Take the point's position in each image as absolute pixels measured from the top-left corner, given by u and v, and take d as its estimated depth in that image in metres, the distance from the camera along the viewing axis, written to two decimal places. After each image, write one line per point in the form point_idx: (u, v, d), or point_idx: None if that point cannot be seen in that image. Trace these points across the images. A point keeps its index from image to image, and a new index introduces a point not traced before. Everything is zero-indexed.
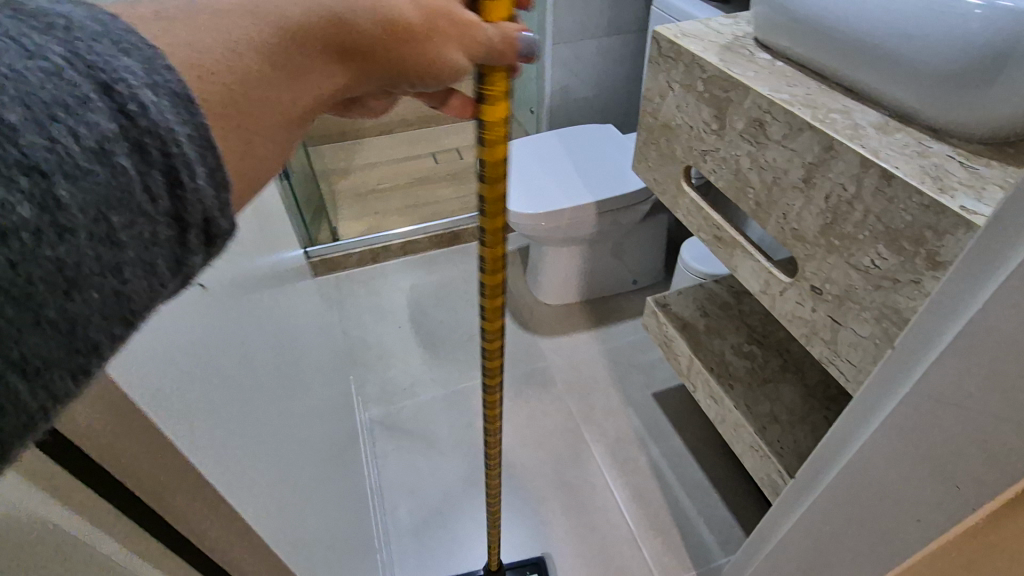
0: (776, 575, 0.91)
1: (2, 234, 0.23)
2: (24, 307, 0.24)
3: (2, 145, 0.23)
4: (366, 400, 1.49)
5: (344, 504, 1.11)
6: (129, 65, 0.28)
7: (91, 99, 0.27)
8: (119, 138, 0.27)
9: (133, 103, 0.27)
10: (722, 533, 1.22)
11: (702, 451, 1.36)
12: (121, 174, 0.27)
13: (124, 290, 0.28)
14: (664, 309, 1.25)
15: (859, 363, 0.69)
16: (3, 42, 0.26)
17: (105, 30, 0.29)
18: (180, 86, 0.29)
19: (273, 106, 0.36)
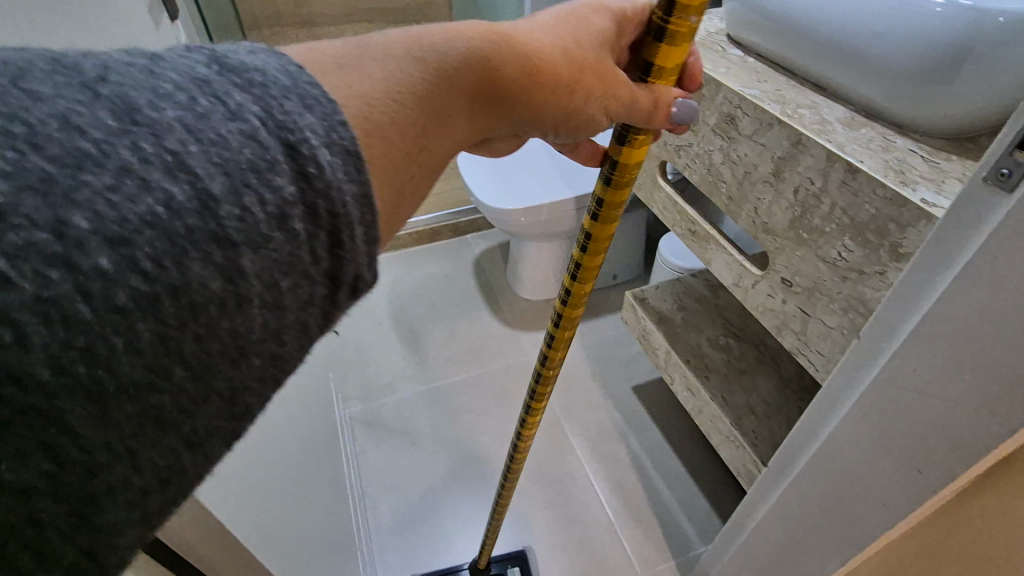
0: (752, 562, 0.93)
1: (195, 308, 0.26)
2: (201, 380, 0.27)
3: (205, 221, 0.26)
4: (346, 397, 1.48)
5: (324, 503, 1.10)
6: (312, 123, 0.30)
7: (279, 163, 0.28)
8: (296, 203, 0.29)
9: (312, 165, 0.29)
10: (701, 523, 1.24)
11: (681, 443, 1.37)
12: (294, 238, 0.29)
13: (280, 353, 0.31)
14: (642, 303, 1.26)
15: (828, 353, 0.71)
16: (212, 101, 0.28)
17: (294, 84, 0.31)
18: (352, 143, 0.31)
19: (421, 153, 0.39)
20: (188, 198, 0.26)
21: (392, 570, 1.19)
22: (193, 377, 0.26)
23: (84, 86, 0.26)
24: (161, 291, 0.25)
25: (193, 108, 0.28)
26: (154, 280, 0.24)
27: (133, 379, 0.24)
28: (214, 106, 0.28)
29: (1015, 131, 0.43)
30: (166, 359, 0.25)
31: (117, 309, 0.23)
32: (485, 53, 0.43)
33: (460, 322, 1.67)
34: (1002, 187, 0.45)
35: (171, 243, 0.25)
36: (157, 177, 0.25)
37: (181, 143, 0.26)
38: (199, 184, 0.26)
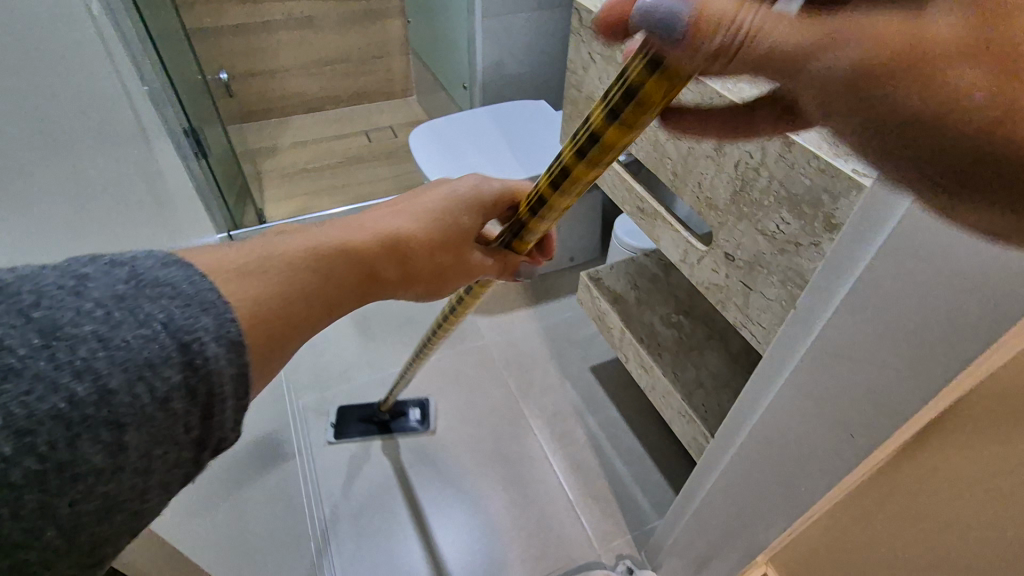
0: (701, 533, 0.96)
1: (78, 476, 0.33)
2: (68, 537, 0.33)
3: (98, 408, 0.34)
4: (299, 388, 1.44)
5: None
6: (205, 323, 0.38)
7: (172, 359, 0.37)
8: (178, 387, 0.37)
9: (199, 358, 0.37)
10: (656, 497, 1.26)
11: (636, 419, 1.40)
12: (173, 416, 0.37)
13: (143, 510, 0.37)
14: (597, 283, 1.27)
15: (768, 325, 0.72)
16: (123, 314, 0.36)
17: (197, 290, 0.40)
18: (239, 335, 0.40)
19: (301, 334, 0.49)
20: (87, 393, 0.33)
21: (349, 559, 1.16)
22: (62, 535, 0.33)
23: (18, 311, 0.34)
24: (51, 468, 0.32)
25: (107, 320, 0.36)
26: (47, 458, 0.32)
27: (11, 539, 0.31)
28: (125, 318, 0.36)
29: None
30: (45, 519, 0.32)
31: (12, 485, 0.30)
32: (366, 253, 0.57)
33: (416, 309, 1.65)
34: None
35: (66, 428, 0.32)
36: (65, 380, 0.33)
37: (92, 352, 0.34)
38: (99, 382, 0.34)
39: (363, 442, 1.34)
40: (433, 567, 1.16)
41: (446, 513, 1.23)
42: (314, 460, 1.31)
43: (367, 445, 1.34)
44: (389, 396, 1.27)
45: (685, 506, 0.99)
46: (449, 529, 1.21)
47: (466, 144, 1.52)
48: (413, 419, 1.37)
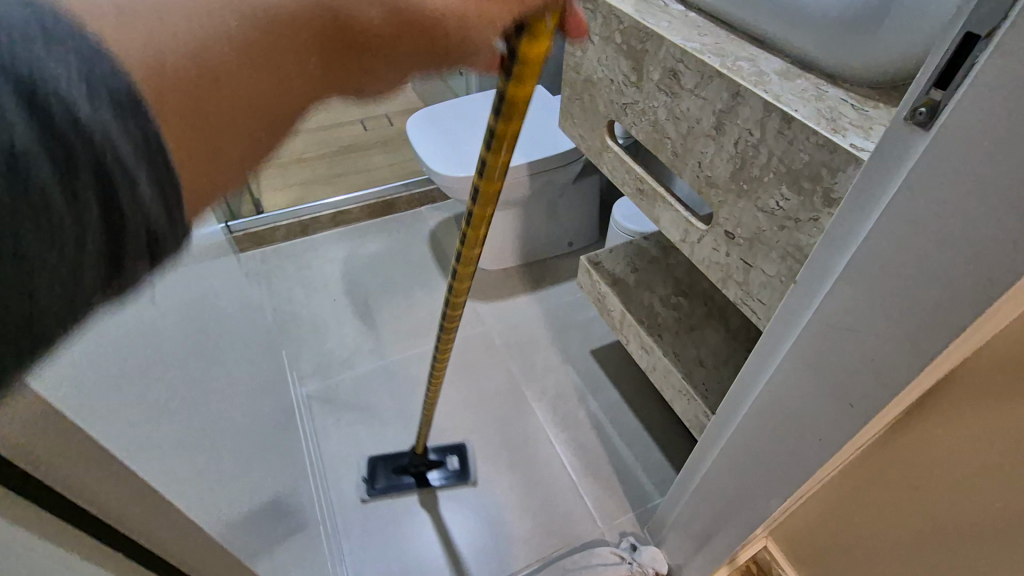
0: (703, 507, 0.98)
1: None
2: None
3: None
4: (305, 376, 1.46)
5: (297, 468, 1.09)
6: (64, 67, 0.27)
7: (10, 109, 0.25)
8: (40, 149, 0.26)
9: (63, 110, 0.27)
10: (657, 475, 1.29)
11: (637, 399, 1.42)
12: (42, 197, 0.26)
13: (34, 344, 0.26)
14: (597, 267, 1.28)
15: (768, 301, 0.73)
16: None
17: (44, 32, 0.28)
18: (122, 90, 0.29)
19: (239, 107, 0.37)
20: None
21: (358, 542, 1.18)
22: None
23: None
24: None
25: None
26: None
27: None
28: None
29: (932, 68, 0.44)
30: None
31: None
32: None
33: (418, 297, 1.66)
34: (920, 123, 0.46)
35: None
36: None
37: None
38: None
39: (399, 495, 1.25)
40: (441, 547, 1.18)
41: (452, 495, 1.26)
42: (322, 446, 1.33)
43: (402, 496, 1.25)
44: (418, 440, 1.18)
45: (689, 479, 1.02)
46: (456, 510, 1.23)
47: (463, 131, 1.52)
48: (452, 464, 1.28)
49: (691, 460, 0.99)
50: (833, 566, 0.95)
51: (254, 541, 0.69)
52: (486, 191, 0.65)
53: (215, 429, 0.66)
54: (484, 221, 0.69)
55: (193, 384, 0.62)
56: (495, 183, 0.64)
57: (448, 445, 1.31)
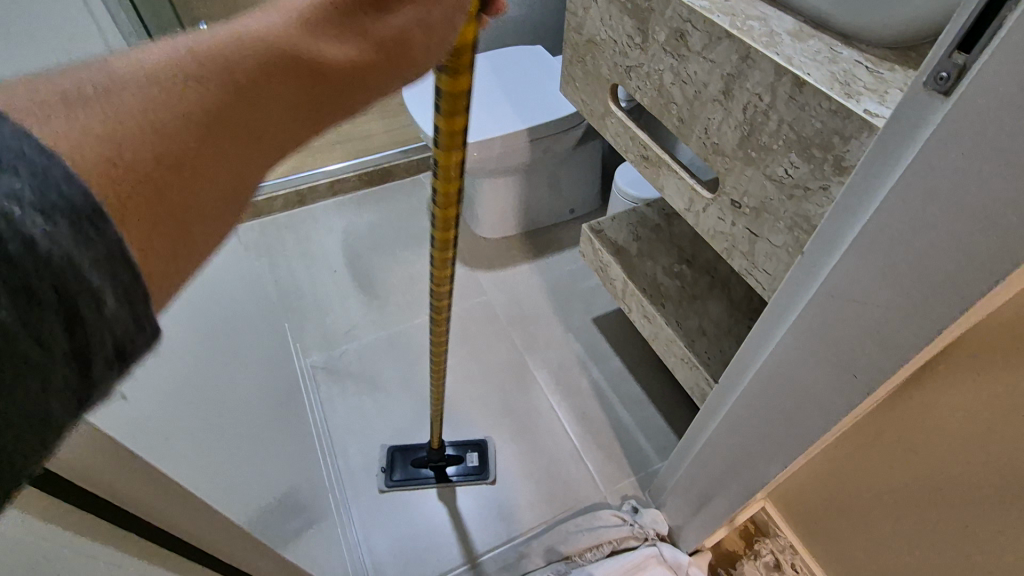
0: (704, 474, 1.00)
1: None
2: None
3: None
4: (308, 347, 1.46)
5: (304, 440, 1.11)
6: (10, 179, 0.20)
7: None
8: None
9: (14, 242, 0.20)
10: (658, 441, 1.30)
11: (638, 367, 1.43)
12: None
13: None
14: (599, 236, 1.26)
15: (774, 272, 0.73)
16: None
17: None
18: (83, 198, 0.22)
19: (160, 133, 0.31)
20: None
21: (366, 509, 1.21)
22: None
23: None
24: None
25: None
26: None
27: None
28: None
29: (956, 29, 0.42)
30: None
31: None
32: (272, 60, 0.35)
33: (419, 267, 1.65)
34: (939, 88, 0.44)
35: None
36: None
37: None
38: None
39: (416, 488, 1.23)
40: (448, 512, 1.20)
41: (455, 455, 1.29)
42: (328, 417, 1.34)
43: (416, 489, 1.23)
44: (434, 438, 1.15)
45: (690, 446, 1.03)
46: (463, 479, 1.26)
47: None
48: (473, 462, 1.25)
49: (692, 427, 1.00)
50: (829, 528, 0.97)
51: (263, 512, 0.71)
52: (452, 89, 0.55)
53: (222, 406, 0.67)
54: (457, 131, 0.60)
55: (197, 364, 0.62)
56: (462, 77, 0.55)
57: (469, 441, 1.28)
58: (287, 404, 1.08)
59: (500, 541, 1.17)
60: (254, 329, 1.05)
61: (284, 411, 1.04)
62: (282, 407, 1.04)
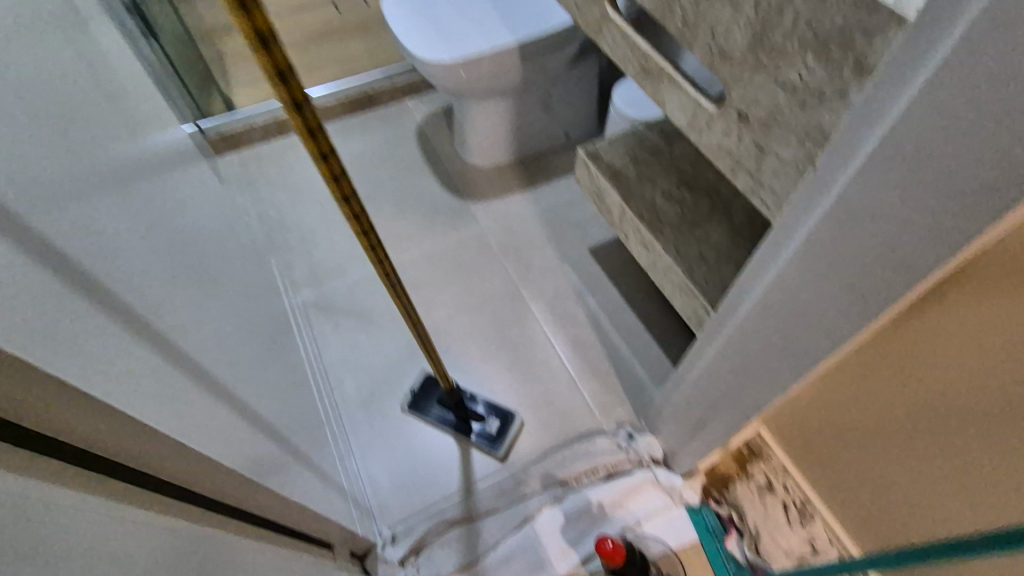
0: (701, 400, 0.99)
1: None
2: None
3: None
4: (298, 284, 1.43)
5: (297, 375, 1.10)
6: None
7: None
8: None
9: None
10: (654, 368, 1.30)
11: (635, 297, 1.40)
12: None
13: None
14: (596, 160, 1.20)
15: (781, 190, 0.68)
16: None
17: None
18: None
19: None
20: None
21: (364, 441, 1.22)
22: None
23: None
24: None
25: None
26: None
27: None
28: None
29: None
30: None
31: None
32: None
33: (408, 199, 1.58)
34: None
35: None
36: None
37: None
38: None
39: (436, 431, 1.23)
40: (448, 442, 1.22)
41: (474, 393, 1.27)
42: (322, 354, 1.33)
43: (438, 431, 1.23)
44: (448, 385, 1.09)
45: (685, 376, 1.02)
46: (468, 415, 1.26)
47: (445, 7, 1.35)
48: (491, 431, 1.20)
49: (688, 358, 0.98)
50: (823, 450, 0.98)
51: (256, 446, 0.70)
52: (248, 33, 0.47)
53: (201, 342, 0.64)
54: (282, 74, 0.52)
55: (163, 301, 0.58)
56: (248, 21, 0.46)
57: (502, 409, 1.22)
58: (276, 340, 1.06)
59: (498, 468, 1.18)
60: (236, 265, 1.01)
61: (273, 347, 1.02)
62: (272, 344, 1.02)
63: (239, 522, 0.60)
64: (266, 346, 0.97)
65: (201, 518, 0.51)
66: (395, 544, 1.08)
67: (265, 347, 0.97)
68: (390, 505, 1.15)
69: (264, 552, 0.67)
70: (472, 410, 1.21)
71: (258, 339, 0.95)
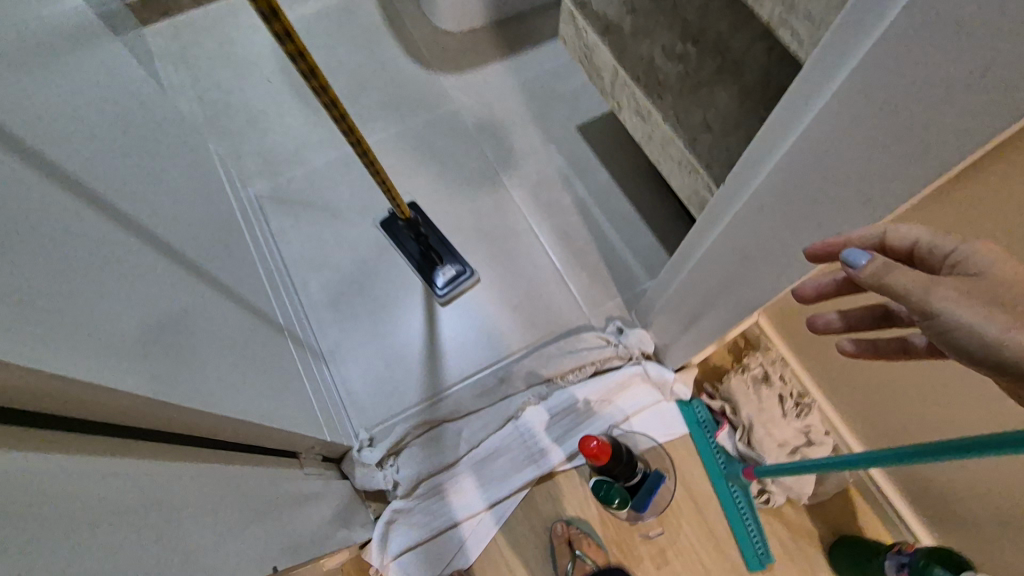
0: (697, 291, 0.89)
1: None
2: None
3: None
4: (248, 173, 1.27)
5: (241, 279, 0.99)
6: None
7: None
8: None
9: None
10: (648, 259, 1.19)
11: (629, 180, 1.25)
12: None
13: None
14: (584, 9, 1.00)
15: (820, 16, 0.52)
16: None
17: None
18: None
19: None
20: None
21: (335, 343, 1.14)
22: None
23: None
24: None
25: None
26: None
27: None
28: None
29: None
30: None
31: None
32: None
33: (368, 73, 1.37)
34: None
35: None
36: None
37: None
38: None
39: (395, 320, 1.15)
40: (423, 343, 1.13)
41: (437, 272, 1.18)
42: (283, 250, 1.21)
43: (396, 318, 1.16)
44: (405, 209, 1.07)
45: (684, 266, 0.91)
46: (445, 315, 1.15)
47: None
48: (444, 279, 1.16)
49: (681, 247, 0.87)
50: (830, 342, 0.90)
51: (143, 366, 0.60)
52: None
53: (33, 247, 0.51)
54: None
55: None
56: None
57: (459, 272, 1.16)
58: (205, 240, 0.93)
59: (478, 368, 1.12)
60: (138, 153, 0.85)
61: (197, 248, 0.90)
62: (194, 245, 0.89)
63: (84, 440, 0.47)
64: (184, 247, 0.84)
65: (42, 445, 0.42)
66: (371, 446, 1.04)
67: (179, 248, 0.84)
68: (365, 407, 1.09)
69: (173, 467, 0.57)
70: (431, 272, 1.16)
71: (169, 238, 0.81)
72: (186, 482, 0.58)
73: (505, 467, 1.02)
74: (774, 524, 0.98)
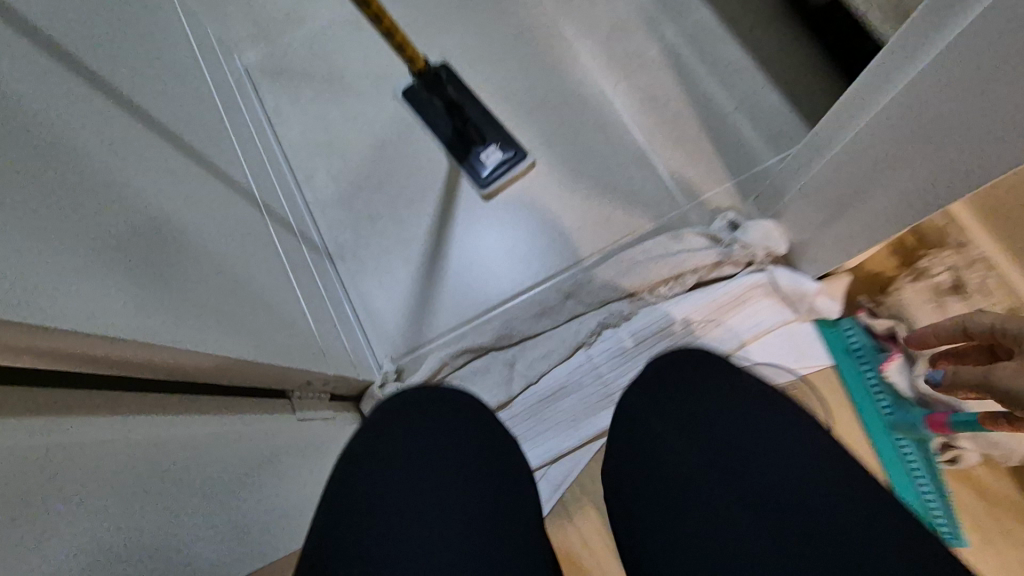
0: (876, 151, 0.55)
1: None
2: None
3: None
4: (234, 37, 0.99)
5: (220, 162, 0.73)
6: None
7: None
8: None
9: None
10: (772, 127, 0.84)
11: (744, 19, 0.88)
12: None
13: None
14: None
15: None
16: None
17: None
18: None
19: None
20: None
21: (349, 251, 0.89)
22: None
23: None
24: None
25: None
26: None
27: None
28: None
29: None
30: None
31: None
32: None
33: None
34: None
35: None
36: None
37: None
38: None
39: (430, 222, 0.88)
40: (461, 250, 0.87)
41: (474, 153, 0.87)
42: (282, 136, 0.95)
43: (431, 220, 0.88)
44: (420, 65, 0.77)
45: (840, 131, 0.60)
46: (490, 213, 0.87)
47: None
48: (486, 163, 0.86)
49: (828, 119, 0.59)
50: None
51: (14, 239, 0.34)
52: None
53: None
54: None
55: None
56: None
57: (510, 150, 0.86)
58: (169, 100, 0.67)
59: (533, 281, 0.84)
60: None
61: (154, 107, 0.63)
62: (150, 102, 0.63)
63: None
64: (128, 99, 0.58)
65: None
66: (399, 380, 0.80)
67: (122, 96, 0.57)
68: (390, 332, 0.85)
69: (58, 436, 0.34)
70: (475, 155, 0.86)
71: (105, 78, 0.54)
72: (69, 458, 0.34)
73: (573, 409, 0.78)
74: (964, 495, 0.69)
